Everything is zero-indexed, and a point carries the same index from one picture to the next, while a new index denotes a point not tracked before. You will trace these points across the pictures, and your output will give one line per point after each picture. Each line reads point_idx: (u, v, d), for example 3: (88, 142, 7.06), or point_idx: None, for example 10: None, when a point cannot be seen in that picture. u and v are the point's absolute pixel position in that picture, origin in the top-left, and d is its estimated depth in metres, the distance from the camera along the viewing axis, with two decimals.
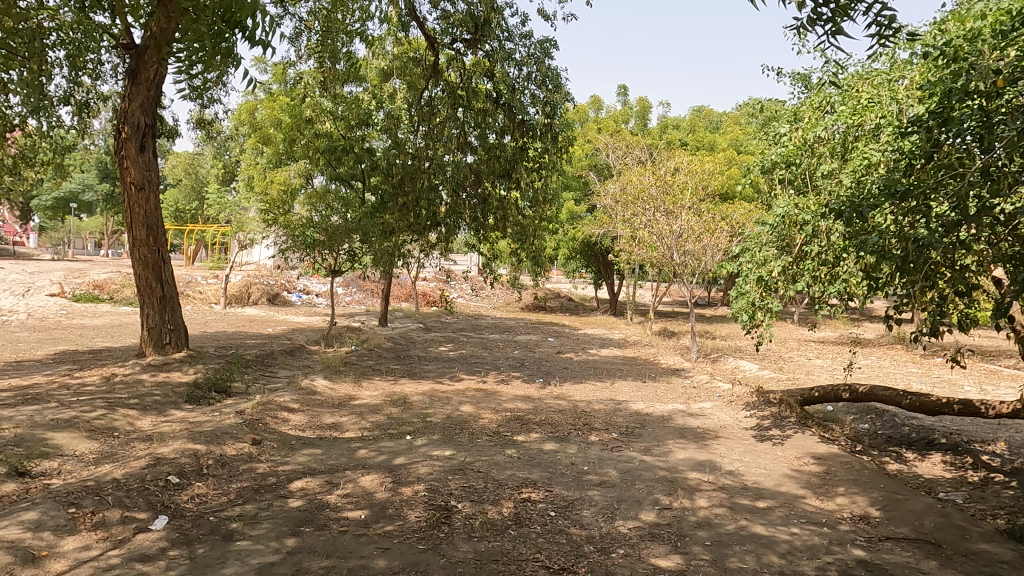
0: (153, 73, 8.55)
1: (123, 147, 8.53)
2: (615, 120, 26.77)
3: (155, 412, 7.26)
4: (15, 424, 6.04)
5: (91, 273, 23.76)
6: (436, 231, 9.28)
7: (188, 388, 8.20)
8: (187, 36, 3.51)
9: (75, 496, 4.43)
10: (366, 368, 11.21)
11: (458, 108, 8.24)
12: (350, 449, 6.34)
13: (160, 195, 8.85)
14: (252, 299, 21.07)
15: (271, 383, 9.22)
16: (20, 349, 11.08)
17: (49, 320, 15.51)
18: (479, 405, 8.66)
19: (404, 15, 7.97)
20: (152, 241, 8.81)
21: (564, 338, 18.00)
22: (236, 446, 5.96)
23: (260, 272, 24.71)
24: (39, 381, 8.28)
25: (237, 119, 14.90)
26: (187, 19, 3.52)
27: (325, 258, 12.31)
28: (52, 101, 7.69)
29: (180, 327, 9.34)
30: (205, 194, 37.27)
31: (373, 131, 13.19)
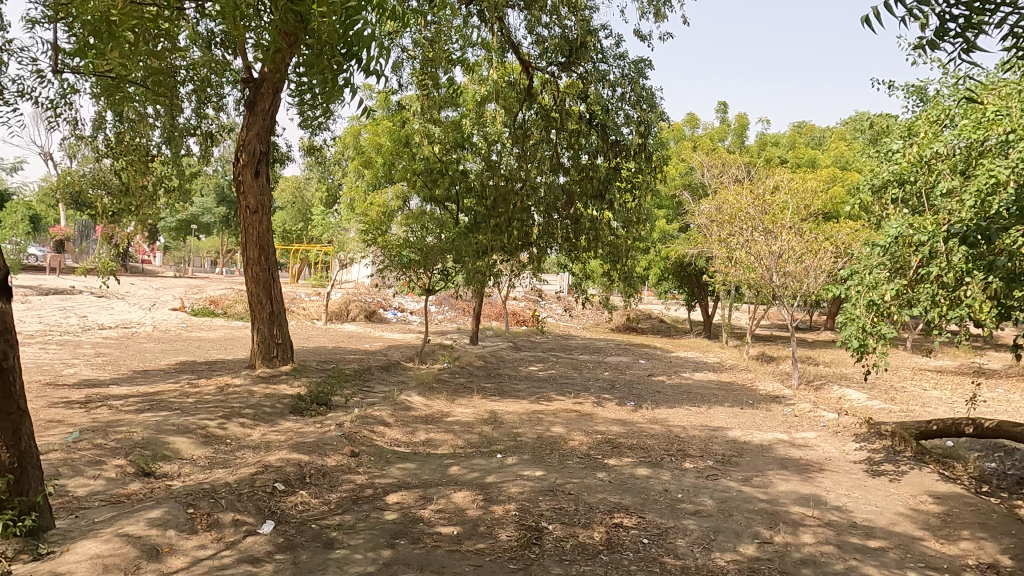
0: (268, 103, 9.16)
1: (241, 173, 9.18)
2: (711, 138, 26.16)
3: (265, 422, 7.71)
4: (143, 428, 6.57)
5: (209, 289, 25.60)
6: (528, 252, 9.33)
7: (293, 399, 8.65)
8: (311, 70, 3.73)
9: (193, 497, 4.76)
10: (458, 385, 11.41)
11: (551, 130, 8.29)
12: (443, 465, 6.46)
13: (272, 218, 9.44)
14: (350, 315, 22.00)
15: (368, 398, 9.55)
16: (147, 359, 12.06)
17: (172, 332, 16.89)
18: (571, 426, 8.62)
19: (502, 41, 8.19)
20: (263, 260, 9.40)
21: (655, 361, 17.61)
22: (336, 457, 6.22)
23: (358, 290, 25.79)
24: (164, 389, 8.98)
25: (342, 144, 15.69)
26: (311, 52, 3.74)
27: (420, 278, 12.63)
28: (182, 132, 8.37)
29: (286, 341, 9.87)
30: (309, 215, 39.45)
31: (468, 154, 13.54)
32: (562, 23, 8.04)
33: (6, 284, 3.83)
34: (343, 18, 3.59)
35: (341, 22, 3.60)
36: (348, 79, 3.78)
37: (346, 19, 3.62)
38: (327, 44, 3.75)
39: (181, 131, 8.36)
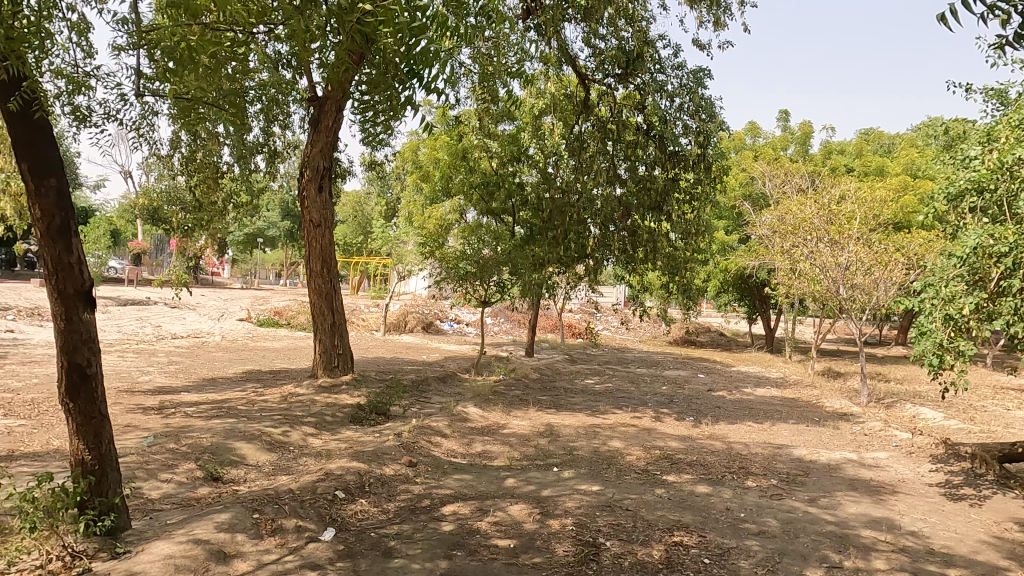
0: (331, 121, 9.45)
1: (306, 188, 9.48)
2: (773, 148, 25.53)
3: (326, 431, 7.89)
4: (212, 434, 6.83)
5: (273, 301, 26.50)
6: (585, 264, 9.28)
7: (353, 409, 8.83)
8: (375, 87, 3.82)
9: (258, 502, 4.91)
10: (514, 397, 11.42)
11: (607, 142, 8.25)
12: (499, 477, 6.46)
13: (334, 231, 9.70)
14: (408, 326, 22.35)
15: (426, 408, 9.66)
16: (216, 368, 12.55)
17: (239, 341, 17.54)
18: (629, 441, 8.49)
19: (559, 55, 8.22)
20: (326, 272, 9.67)
21: (715, 375, 17.19)
22: (394, 467, 6.31)
23: (416, 302, 26.21)
24: (232, 397, 9.32)
25: (401, 158, 16.04)
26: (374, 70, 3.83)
27: (477, 290, 12.73)
28: (250, 149, 8.71)
29: (347, 352, 10.10)
30: (369, 228, 40.40)
31: (524, 167, 13.63)
32: (619, 34, 8.02)
33: (91, 296, 4.05)
34: (408, 38, 3.70)
35: (406, 42, 3.72)
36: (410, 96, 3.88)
37: (410, 39, 3.73)
38: (390, 61, 3.83)
39: (250, 149, 8.71)
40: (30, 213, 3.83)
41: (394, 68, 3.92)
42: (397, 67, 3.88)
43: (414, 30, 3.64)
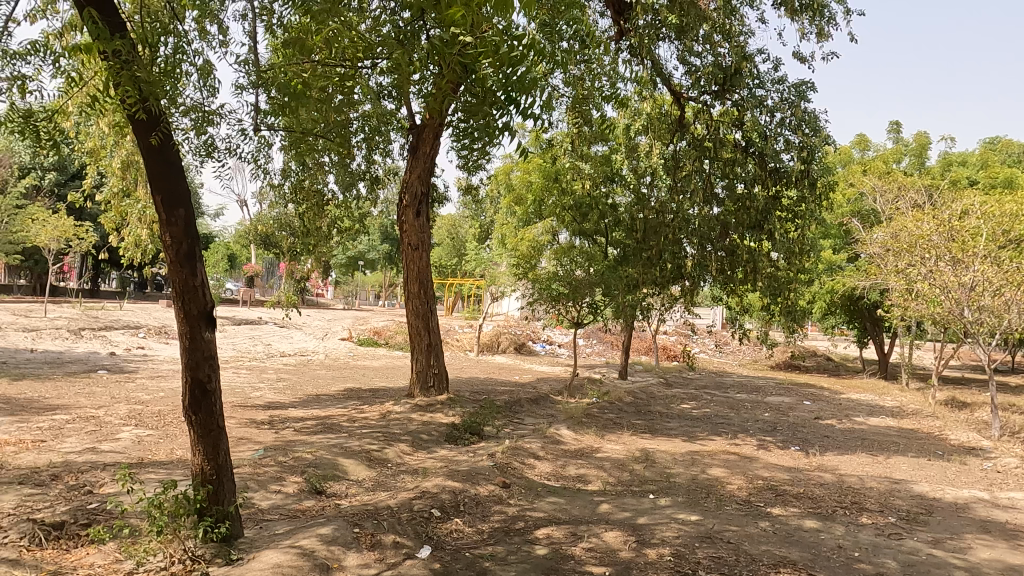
0: (429, 147, 9.79)
1: (404, 213, 9.85)
2: (884, 161, 24.03)
3: (422, 449, 8.07)
4: (316, 449, 7.14)
5: (373, 321, 27.53)
6: (680, 284, 9.05)
7: (448, 428, 8.99)
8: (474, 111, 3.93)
9: (359, 517, 5.08)
10: (608, 421, 11.25)
11: (704, 160, 8.06)
12: (593, 502, 6.36)
13: (431, 254, 9.99)
14: (501, 347, 22.58)
15: (518, 429, 9.69)
16: (320, 385, 13.16)
17: (341, 360, 18.30)
18: (729, 470, 8.14)
19: (653, 74, 8.16)
20: (422, 294, 9.95)
21: (822, 402, 16.24)
22: (488, 487, 6.35)
23: (509, 322, 26.49)
24: (334, 413, 9.72)
25: (495, 182, 16.36)
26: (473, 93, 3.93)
27: (569, 311, 12.70)
28: (354, 177, 9.14)
29: (442, 371, 10.31)
30: (464, 251, 41.31)
31: (618, 187, 13.53)
32: (715, 50, 7.85)
33: (211, 316, 4.35)
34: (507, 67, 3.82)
35: (503, 71, 3.81)
36: (508, 121, 3.97)
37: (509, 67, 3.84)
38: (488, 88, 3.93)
39: (354, 176, 9.16)
40: (161, 241, 4.18)
41: (492, 94, 4.04)
42: (496, 93, 4.00)
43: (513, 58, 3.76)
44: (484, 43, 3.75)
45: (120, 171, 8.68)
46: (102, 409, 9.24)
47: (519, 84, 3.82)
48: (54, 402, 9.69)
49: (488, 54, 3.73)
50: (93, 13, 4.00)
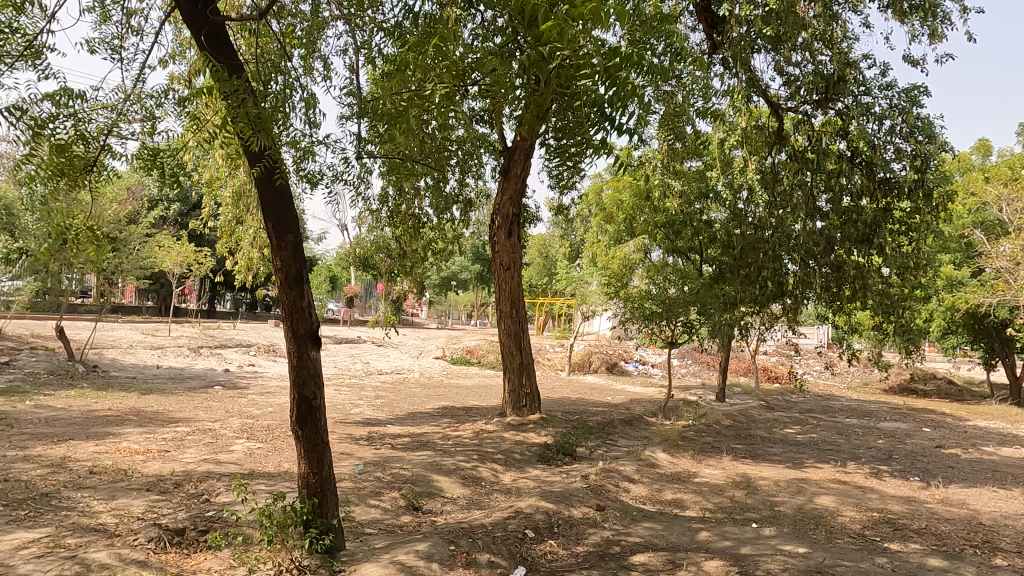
0: (520, 168, 9.92)
1: (496, 233, 10.01)
2: (1010, 167, 22.11)
3: (516, 468, 8.08)
4: (412, 466, 7.30)
5: (466, 340, 28.01)
6: (781, 302, 8.66)
7: (540, 448, 8.96)
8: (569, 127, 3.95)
9: (454, 535, 5.14)
10: (705, 444, 10.86)
11: (806, 172, 7.73)
12: (691, 529, 6.13)
13: (523, 273, 10.08)
14: (593, 367, 22.35)
15: (612, 451, 9.53)
16: (415, 402, 13.49)
17: (435, 378, 18.70)
18: (839, 500, 7.64)
19: (748, 87, 7.94)
20: (514, 313, 10.03)
21: (943, 429, 14.98)
22: (582, 510, 6.27)
23: (600, 342, 26.22)
24: (429, 431, 9.92)
25: (586, 201, 16.36)
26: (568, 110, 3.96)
27: (663, 330, 12.43)
28: (448, 199, 9.38)
29: (534, 391, 10.32)
30: (554, 270, 41.41)
31: (712, 203, 13.18)
32: (816, 59, 7.55)
33: (317, 335, 4.57)
34: (604, 82, 3.81)
35: (598, 87, 3.81)
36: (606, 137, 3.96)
37: (607, 82, 3.85)
38: (583, 106, 3.95)
39: (448, 199, 9.41)
40: (273, 264, 4.46)
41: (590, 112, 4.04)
42: (593, 110, 3.99)
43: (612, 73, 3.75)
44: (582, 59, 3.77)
45: (233, 200, 9.32)
46: (218, 422, 9.88)
47: (620, 99, 3.80)
48: (176, 415, 10.46)
49: (585, 69, 3.74)
50: (214, 56, 4.35)
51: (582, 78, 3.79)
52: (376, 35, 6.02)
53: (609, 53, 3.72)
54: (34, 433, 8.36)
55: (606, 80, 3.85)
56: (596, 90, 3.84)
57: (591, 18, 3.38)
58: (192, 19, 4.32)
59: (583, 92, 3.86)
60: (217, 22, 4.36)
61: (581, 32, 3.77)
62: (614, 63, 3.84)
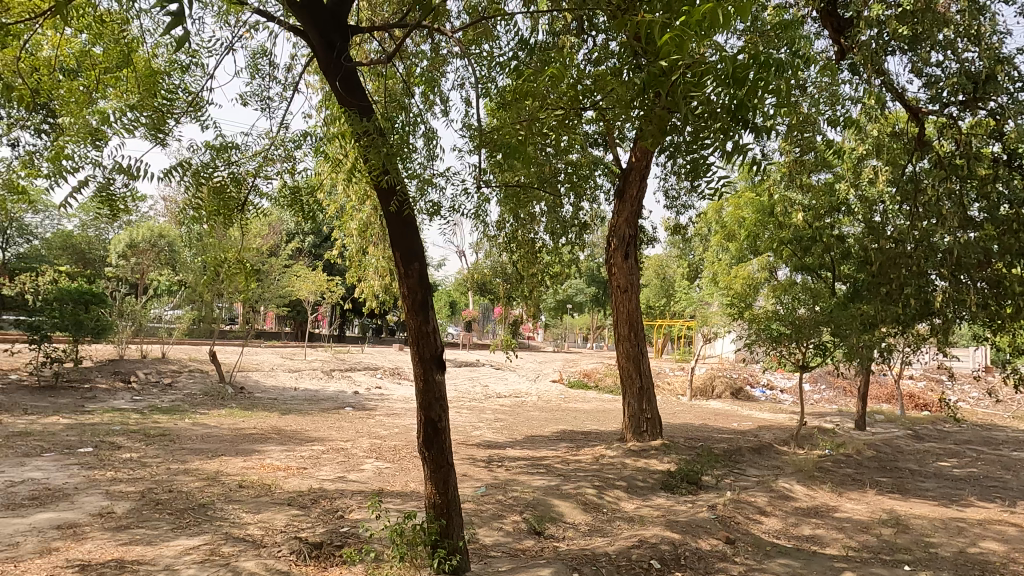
0: (635, 190, 9.79)
1: (613, 256, 9.92)
2: None
3: (638, 496, 7.88)
4: (533, 490, 7.33)
5: (582, 363, 27.85)
6: (929, 323, 7.87)
7: (663, 475, 8.69)
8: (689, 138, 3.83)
9: (577, 562, 5.09)
10: (845, 476, 10.06)
11: (953, 178, 7.05)
12: (833, 568, 5.68)
13: (641, 296, 9.92)
14: (716, 392, 21.42)
15: (741, 481, 9.05)
16: (534, 426, 13.55)
17: (553, 402, 18.71)
18: (1008, 544, 6.80)
19: (881, 92, 7.42)
20: (633, 336, 9.85)
21: None
22: (710, 542, 6.00)
23: (724, 366, 25.14)
24: (549, 455, 9.91)
25: (704, 220, 15.90)
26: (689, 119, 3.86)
27: (793, 353, 11.74)
28: (564, 224, 9.41)
29: (656, 416, 10.05)
30: (672, 291, 40.34)
31: (843, 217, 12.36)
32: (961, 57, 6.92)
33: (441, 359, 4.75)
34: (727, 88, 3.66)
35: (720, 95, 3.69)
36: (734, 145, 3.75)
37: (731, 88, 3.68)
38: (703, 117, 3.83)
39: (563, 224, 9.45)
40: (401, 292, 4.72)
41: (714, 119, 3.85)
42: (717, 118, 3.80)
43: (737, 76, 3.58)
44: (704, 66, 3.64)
45: (360, 232, 9.90)
46: (349, 441, 10.42)
47: (749, 105, 3.62)
48: (313, 434, 11.16)
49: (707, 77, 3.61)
50: (348, 100, 4.69)
51: (703, 86, 3.67)
52: (493, 70, 6.22)
53: (732, 61, 3.58)
54: (192, 449, 9.22)
55: (728, 88, 3.69)
56: (720, 98, 3.68)
57: (714, 23, 3.27)
58: (328, 66, 4.68)
59: (704, 103, 3.73)
60: (349, 67, 4.70)
61: (702, 44, 3.67)
62: (738, 69, 3.67)
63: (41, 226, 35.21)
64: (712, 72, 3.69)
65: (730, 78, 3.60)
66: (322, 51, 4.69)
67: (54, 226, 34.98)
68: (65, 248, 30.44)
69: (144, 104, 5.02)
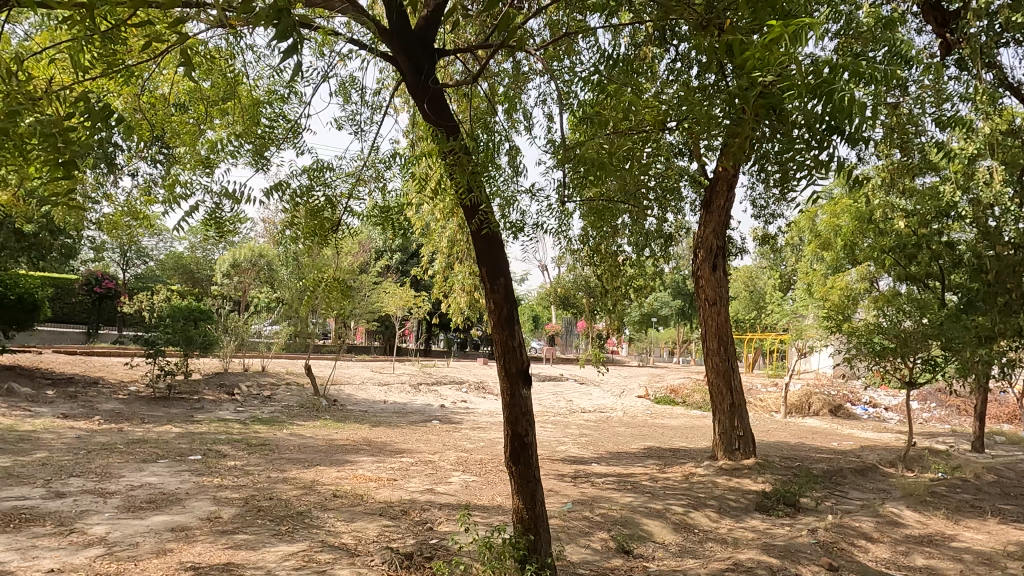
0: (723, 200, 9.50)
1: (700, 268, 9.68)
2: None
3: (730, 516, 7.59)
4: (621, 508, 7.20)
5: (669, 378, 27.23)
6: None
7: (757, 496, 8.33)
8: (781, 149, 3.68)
9: None
10: (961, 502, 9.31)
11: None
12: None
13: (731, 309, 9.60)
14: (812, 409, 20.37)
15: (843, 504, 8.55)
16: (620, 442, 13.34)
17: (639, 418, 18.35)
18: None
19: (994, 88, 6.90)
20: (722, 351, 9.54)
21: None
22: (811, 569, 5.69)
23: (821, 381, 23.90)
24: (636, 472, 9.73)
25: (797, 228, 15.24)
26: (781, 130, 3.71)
27: (899, 368, 11.01)
28: (649, 237, 9.24)
29: (749, 434, 9.67)
30: (763, 304, 38.79)
31: (953, 223, 11.53)
32: None
33: (527, 373, 4.80)
34: (816, 98, 3.47)
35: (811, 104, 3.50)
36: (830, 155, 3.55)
37: (822, 98, 3.49)
38: (796, 127, 3.66)
39: (648, 236, 9.30)
40: (487, 307, 4.82)
41: (807, 128, 3.66)
42: (811, 127, 3.61)
43: (827, 86, 3.39)
44: (791, 79, 3.48)
45: (446, 250, 10.12)
46: (437, 454, 10.61)
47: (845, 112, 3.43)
48: (402, 446, 11.45)
49: (794, 91, 3.46)
50: (435, 121, 4.84)
51: (791, 99, 3.52)
52: (574, 84, 6.23)
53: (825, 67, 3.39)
54: (290, 458, 9.65)
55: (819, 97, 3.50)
56: (810, 109, 3.50)
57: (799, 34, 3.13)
58: (416, 90, 4.85)
59: (797, 113, 3.56)
60: (436, 89, 4.84)
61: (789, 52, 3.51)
62: (829, 75, 3.45)
63: (156, 249, 38.10)
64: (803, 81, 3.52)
65: (819, 88, 3.41)
66: (410, 75, 4.87)
67: (167, 248, 37.79)
68: (177, 268, 32.80)
69: (247, 133, 5.42)
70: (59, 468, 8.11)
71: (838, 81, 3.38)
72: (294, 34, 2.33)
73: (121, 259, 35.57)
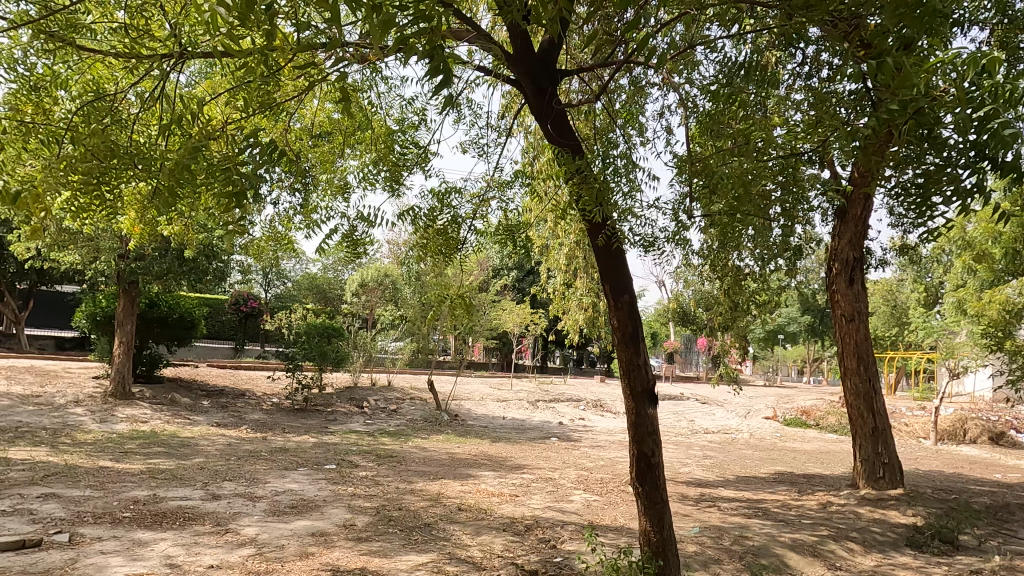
0: (860, 210, 8.84)
1: (835, 282, 9.08)
2: None
3: (877, 551, 6.99)
4: (754, 536, 6.83)
5: (799, 399, 25.61)
6: None
7: (908, 529, 7.62)
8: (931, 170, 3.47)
9: None
10: None
11: None
12: None
13: (871, 326, 8.92)
14: (968, 436, 18.39)
15: (1012, 544, 7.63)
16: (748, 466, 12.70)
17: (767, 440, 17.38)
18: None
19: None
20: (862, 371, 8.87)
21: None
22: None
23: (978, 406, 21.54)
24: (767, 498, 9.22)
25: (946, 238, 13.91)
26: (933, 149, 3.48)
27: None
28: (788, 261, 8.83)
29: (895, 461, 8.91)
30: (905, 319, 35.64)
31: None
32: None
33: (653, 392, 4.74)
34: (975, 119, 3.21)
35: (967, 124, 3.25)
36: (979, 182, 3.32)
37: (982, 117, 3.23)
38: (951, 148, 3.41)
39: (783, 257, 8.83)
40: (611, 324, 4.81)
41: (959, 150, 3.43)
42: (961, 150, 3.39)
43: (989, 106, 3.13)
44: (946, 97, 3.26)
45: (565, 268, 10.11)
46: (557, 472, 10.60)
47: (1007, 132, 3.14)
48: (522, 463, 11.54)
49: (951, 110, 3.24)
50: (559, 140, 4.94)
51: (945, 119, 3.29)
52: (697, 96, 6.11)
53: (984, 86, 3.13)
54: (417, 471, 10.01)
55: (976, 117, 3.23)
56: (965, 130, 3.26)
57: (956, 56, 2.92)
58: (540, 110, 4.95)
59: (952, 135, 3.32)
60: (559, 110, 4.93)
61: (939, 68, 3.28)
62: (989, 93, 3.18)
63: (293, 271, 41.09)
64: (955, 99, 3.27)
65: (979, 109, 3.17)
66: (534, 96, 4.97)
67: (303, 270, 40.67)
68: (312, 288, 35.21)
69: (383, 160, 5.92)
70: (214, 472, 8.90)
71: (1003, 100, 3.11)
72: (445, 69, 2.53)
73: (263, 280, 38.63)
